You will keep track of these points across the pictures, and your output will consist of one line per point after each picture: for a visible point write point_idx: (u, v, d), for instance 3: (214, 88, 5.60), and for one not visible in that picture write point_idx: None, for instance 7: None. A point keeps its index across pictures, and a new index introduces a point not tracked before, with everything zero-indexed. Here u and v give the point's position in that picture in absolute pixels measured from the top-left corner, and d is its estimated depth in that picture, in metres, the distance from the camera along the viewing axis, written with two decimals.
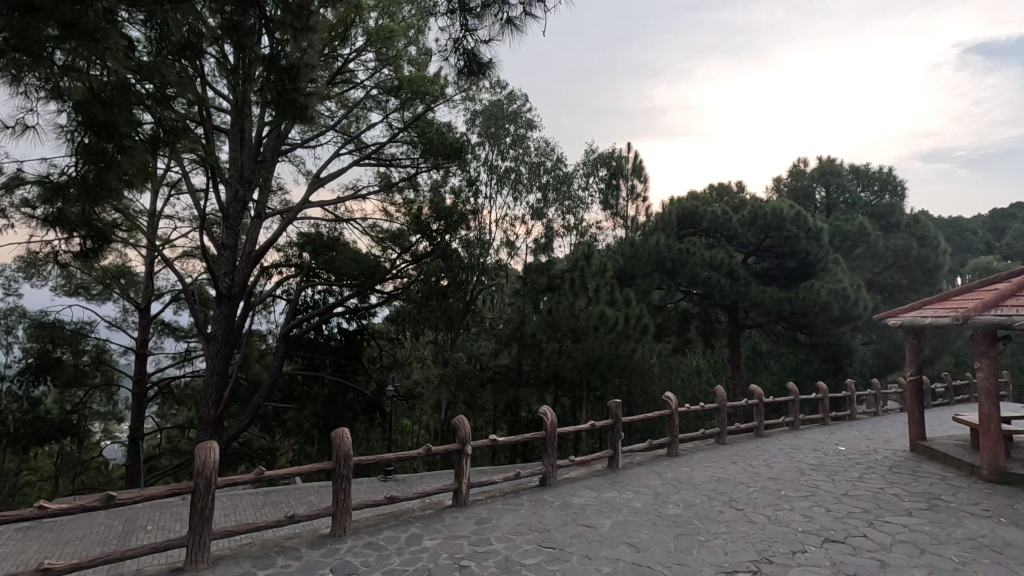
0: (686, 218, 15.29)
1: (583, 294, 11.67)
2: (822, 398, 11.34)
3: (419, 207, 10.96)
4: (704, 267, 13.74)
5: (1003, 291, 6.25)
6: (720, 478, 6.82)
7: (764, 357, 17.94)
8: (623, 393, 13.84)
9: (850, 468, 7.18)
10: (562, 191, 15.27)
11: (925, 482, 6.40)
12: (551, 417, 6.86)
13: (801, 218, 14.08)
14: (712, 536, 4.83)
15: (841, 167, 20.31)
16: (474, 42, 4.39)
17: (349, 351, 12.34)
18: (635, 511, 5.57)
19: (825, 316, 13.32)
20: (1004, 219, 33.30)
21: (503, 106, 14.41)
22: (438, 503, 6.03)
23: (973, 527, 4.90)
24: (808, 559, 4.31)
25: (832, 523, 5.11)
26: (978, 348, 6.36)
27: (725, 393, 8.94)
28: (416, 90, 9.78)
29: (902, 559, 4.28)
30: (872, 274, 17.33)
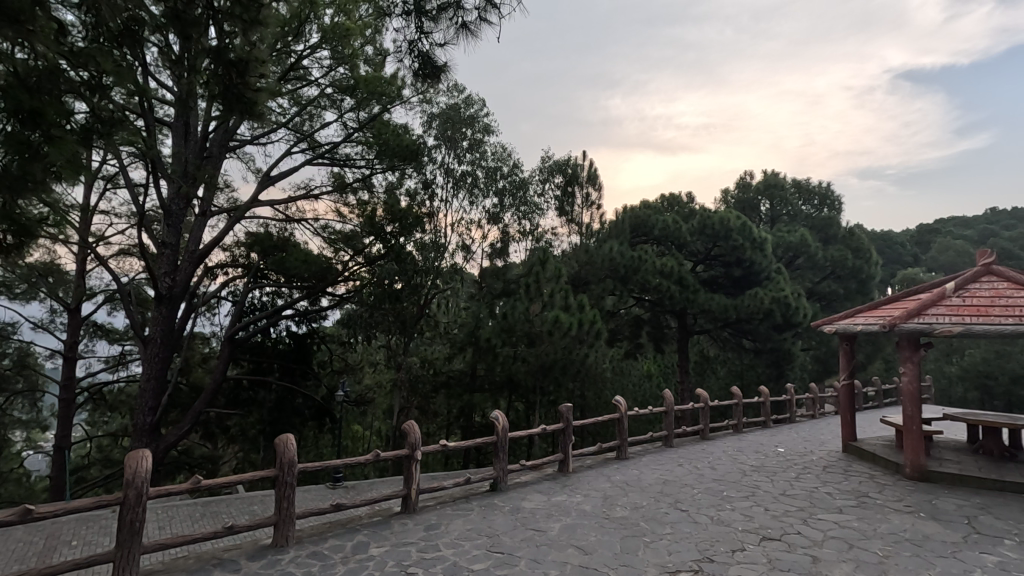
0: (639, 226, 15.65)
1: (537, 300, 11.73)
2: (765, 402, 11.79)
3: (373, 209, 10.78)
4: (655, 274, 14.01)
5: (925, 301, 6.70)
6: (666, 480, 7.01)
7: (711, 362, 18.58)
8: (576, 397, 13.99)
9: (787, 468, 7.52)
10: (519, 197, 15.38)
11: (855, 481, 6.77)
12: (503, 421, 6.83)
13: (746, 229, 14.70)
14: (657, 538, 4.94)
15: (783, 181, 21.35)
16: (429, 45, 4.39)
17: (298, 355, 11.99)
18: (584, 513, 5.65)
19: (768, 322, 13.90)
20: (928, 235, 35.88)
21: (460, 109, 14.40)
22: (387, 510, 5.91)
23: (896, 522, 5.22)
24: (746, 557, 4.47)
25: (770, 522, 5.32)
26: (903, 352, 6.78)
27: (672, 398, 9.16)
28: (372, 91, 9.66)
29: (832, 554, 4.50)
30: (812, 283, 18.24)
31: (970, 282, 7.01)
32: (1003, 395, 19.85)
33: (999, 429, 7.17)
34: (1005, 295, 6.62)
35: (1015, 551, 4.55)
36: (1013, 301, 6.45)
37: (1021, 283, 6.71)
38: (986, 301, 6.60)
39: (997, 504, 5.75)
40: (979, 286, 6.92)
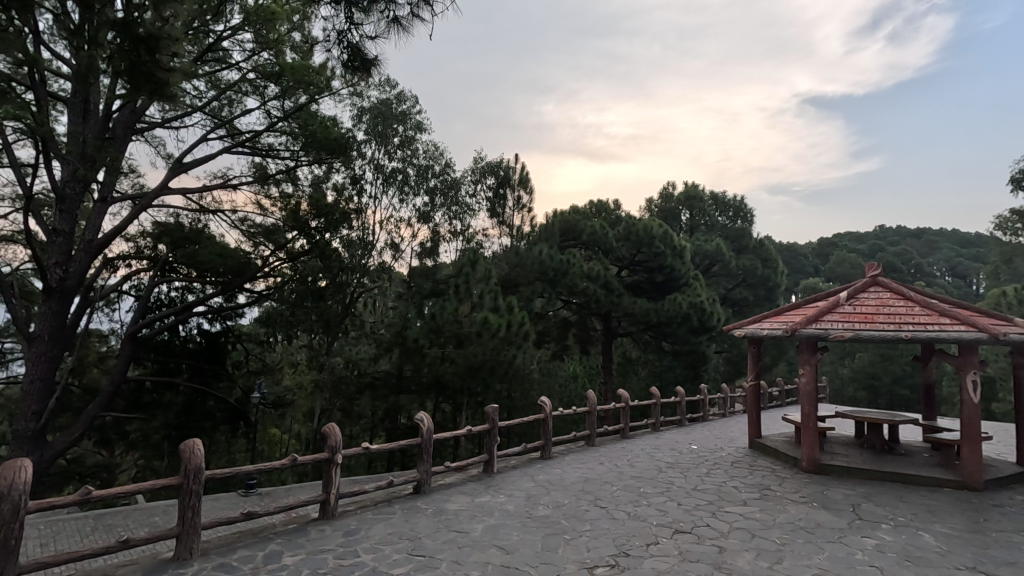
0: (568, 230, 15.99)
1: (467, 300, 11.71)
2: (681, 402, 12.38)
3: (297, 203, 10.24)
4: (582, 278, 14.36)
5: (822, 309, 7.30)
6: (588, 478, 7.19)
7: (634, 364, 19.30)
8: (503, 398, 14.04)
9: (700, 464, 7.95)
10: (450, 197, 15.29)
11: (759, 475, 7.26)
12: (428, 423, 6.75)
13: (668, 237, 15.39)
14: (577, 535, 5.07)
15: (702, 193, 22.60)
16: (359, 37, 4.27)
17: (211, 355, 11.16)
18: (507, 513, 5.69)
19: (686, 326, 14.62)
20: (828, 248, 39.17)
21: (391, 105, 14.14)
22: (304, 517, 5.66)
23: (793, 512, 5.66)
24: (660, 550, 4.68)
25: (682, 515, 5.59)
26: (803, 355, 7.35)
27: (595, 399, 9.40)
28: (299, 79, 9.25)
29: (737, 544, 4.80)
30: (726, 289, 19.41)
31: (860, 292, 7.72)
32: (885, 394, 22.06)
33: (880, 424, 7.95)
34: (889, 304, 7.35)
35: (890, 534, 5.06)
36: (894, 310, 7.18)
37: (901, 294, 7.49)
38: (872, 309, 7.31)
39: (877, 493, 6.38)
40: (867, 295, 7.65)
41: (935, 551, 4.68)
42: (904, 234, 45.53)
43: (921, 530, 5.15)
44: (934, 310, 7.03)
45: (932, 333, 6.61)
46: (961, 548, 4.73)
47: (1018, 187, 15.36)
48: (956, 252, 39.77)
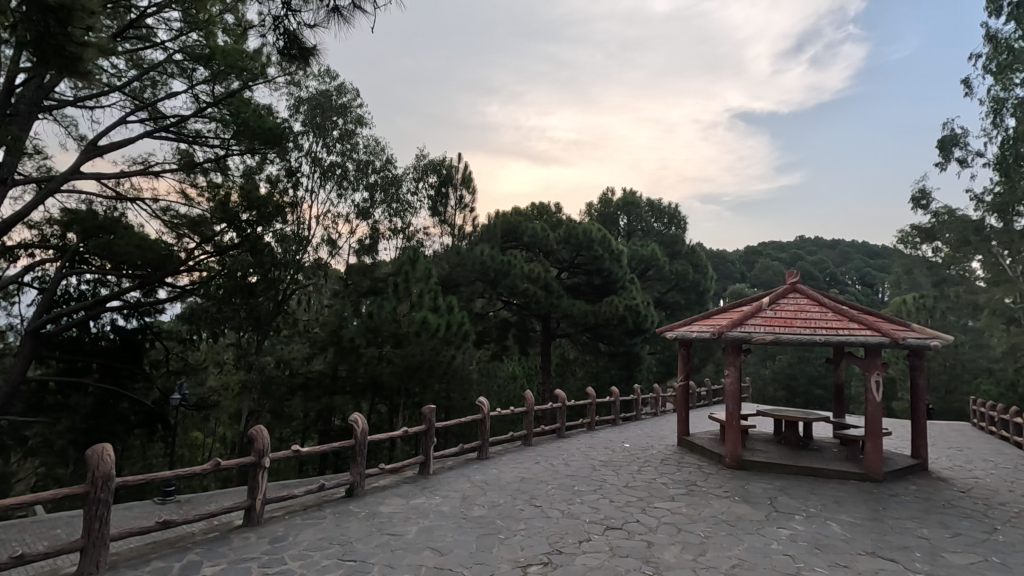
0: (509, 231, 16.07)
1: (406, 299, 11.52)
2: (615, 402, 12.73)
3: (226, 193, 9.68)
4: (522, 279, 14.47)
5: (746, 313, 7.72)
6: (523, 477, 7.26)
7: (571, 365, 19.68)
8: (441, 398, 13.92)
9: (631, 462, 8.20)
10: (391, 193, 15.01)
11: (686, 471, 7.58)
12: (362, 424, 6.58)
13: (606, 241, 15.78)
14: (511, 534, 5.11)
15: (639, 200, 23.36)
16: (297, 24, 4.12)
17: (126, 353, 10.36)
18: (442, 515, 5.64)
19: (621, 328, 15.05)
20: (753, 256, 41.54)
21: (331, 96, 13.71)
22: (227, 524, 5.39)
23: (717, 506, 5.95)
24: (591, 546, 4.79)
25: (613, 512, 5.75)
26: (729, 357, 7.75)
27: (533, 399, 9.50)
28: (231, 64, 8.80)
29: (664, 538, 4.99)
30: (659, 293, 20.15)
31: (780, 298, 8.22)
32: (801, 393, 23.62)
33: (796, 422, 8.49)
34: (806, 310, 7.88)
35: (802, 524, 5.42)
36: (810, 316, 7.71)
37: (817, 300, 8.05)
38: (791, 314, 7.80)
39: (792, 486, 6.81)
40: (787, 301, 8.17)
41: (841, 538, 5.05)
42: (821, 244, 48.92)
43: (830, 520, 5.55)
44: (845, 315, 7.59)
45: (842, 337, 7.13)
46: (863, 535, 5.14)
47: (918, 204, 16.88)
48: (865, 262, 43.18)
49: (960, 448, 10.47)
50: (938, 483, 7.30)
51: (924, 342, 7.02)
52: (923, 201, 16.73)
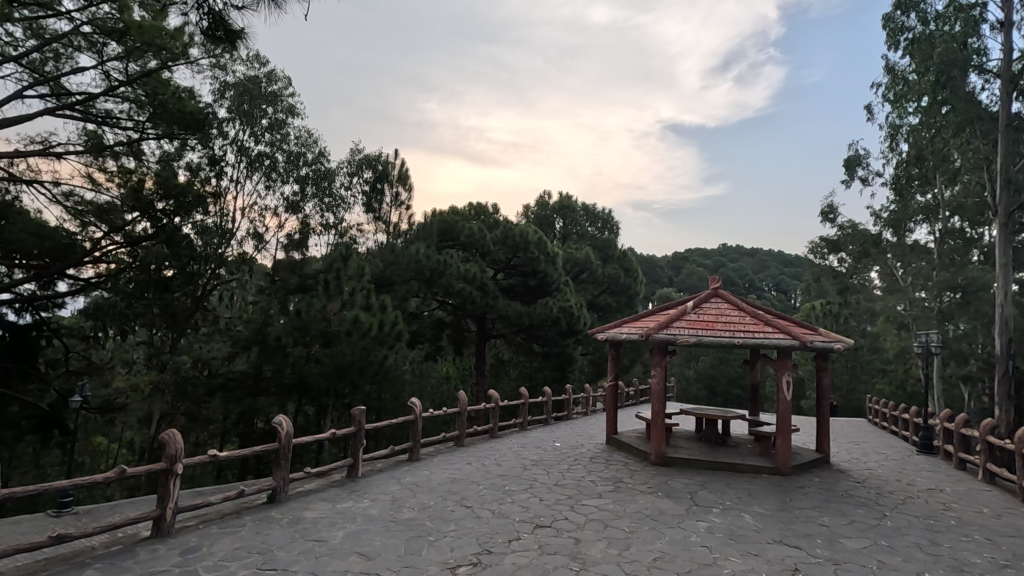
0: (446, 230, 15.93)
1: (337, 297, 11.15)
2: (548, 402, 12.92)
3: (139, 179, 8.96)
4: (458, 279, 14.39)
5: (672, 316, 8.07)
6: (455, 478, 7.23)
7: (505, 365, 19.81)
8: (372, 399, 13.59)
9: (562, 461, 8.37)
10: (323, 187, 14.51)
11: (614, 469, 7.82)
12: (287, 427, 6.30)
13: (542, 243, 15.99)
14: (441, 535, 5.07)
15: (575, 204, 23.90)
16: (224, 5, 3.90)
17: (17, 352, 9.30)
18: (370, 518, 5.51)
19: (555, 329, 15.31)
20: (680, 261, 43.54)
21: (260, 83, 13.07)
22: (132, 536, 5.00)
23: (641, 502, 6.17)
24: (521, 545, 4.84)
25: (543, 511, 5.84)
26: (655, 358, 8.07)
27: (466, 399, 9.47)
28: (148, 41, 8.15)
29: (591, 535, 5.13)
30: (592, 296, 20.67)
31: (703, 303, 8.64)
32: (721, 393, 24.98)
33: (716, 420, 8.96)
34: (726, 314, 8.34)
35: (719, 516, 5.73)
36: (730, 320, 8.16)
37: (736, 305, 8.55)
38: (713, 318, 8.24)
39: (710, 481, 7.18)
40: (709, 305, 8.60)
41: (753, 529, 5.38)
42: (741, 253, 51.92)
43: (743, 512, 5.90)
44: (761, 319, 8.11)
45: (758, 340, 7.61)
46: (772, 525, 5.50)
47: (826, 218, 18.28)
48: (780, 270, 46.28)
49: (857, 442, 11.43)
50: (838, 475, 7.93)
51: (828, 344, 7.62)
52: (831, 215, 18.15)
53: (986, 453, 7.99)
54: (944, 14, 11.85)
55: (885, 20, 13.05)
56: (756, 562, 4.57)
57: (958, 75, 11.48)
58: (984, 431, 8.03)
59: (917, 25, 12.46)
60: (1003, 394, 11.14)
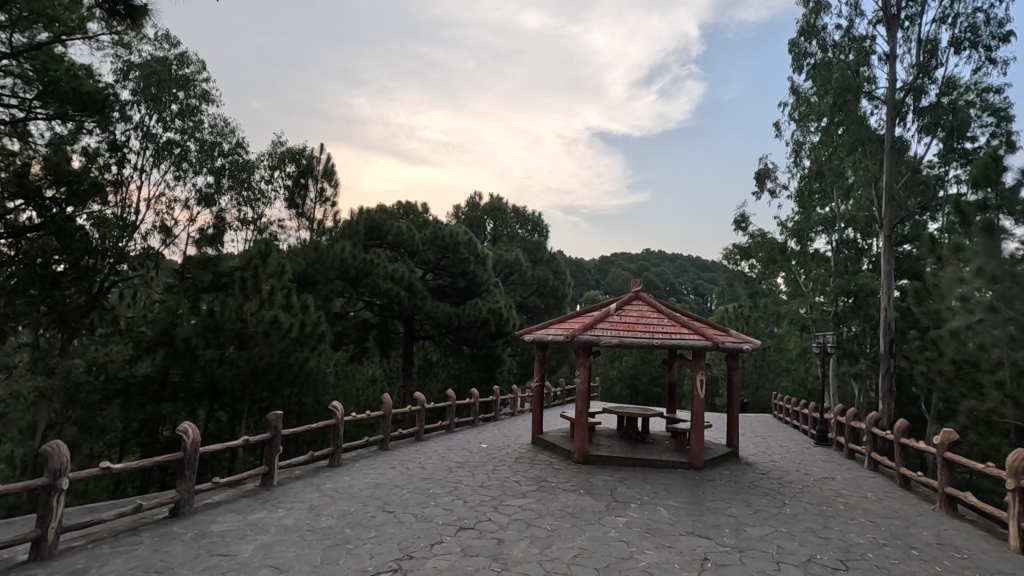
0: (373, 229, 15.38)
1: (254, 297, 10.55)
2: (475, 404, 12.87)
3: (25, 162, 8.04)
4: (385, 279, 14.04)
5: (596, 318, 8.29)
6: (377, 483, 7.05)
7: (433, 367, 19.61)
8: (292, 404, 12.99)
9: (487, 462, 8.38)
10: (240, 180, 13.71)
11: (539, 468, 7.94)
12: (193, 434, 5.89)
13: (471, 244, 15.96)
14: (360, 543, 4.91)
15: (505, 206, 24.06)
16: None
17: None
18: (284, 529, 5.26)
19: (484, 330, 15.32)
20: (607, 265, 45.02)
21: (170, 66, 12.16)
22: (6, 560, 4.47)
23: (564, 500, 6.30)
24: (443, 549, 4.78)
25: (467, 512, 5.81)
26: (579, 359, 8.27)
27: (391, 402, 9.25)
28: (36, 11, 7.34)
29: (513, 535, 5.16)
30: (521, 297, 20.86)
31: (625, 305, 8.95)
32: (643, 391, 26.04)
33: (636, 418, 9.29)
34: (646, 316, 8.70)
35: (636, 511, 5.95)
36: (650, 322, 8.50)
37: (656, 307, 8.93)
38: (634, 319, 8.56)
39: (629, 477, 7.44)
40: (631, 307, 8.92)
41: (668, 522, 5.63)
42: (663, 257, 54.32)
43: (659, 506, 6.15)
44: (677, 321, 8.53)
45: (675, 341, 7.97)
46: (685, 517, 5.78)
47: (738, 226, 19.50)
48: (698, 275, 48.88)
49: (763, 437, 12.27)
50: (745, 467, 8.47)
51: (738, 344, 8.13)
52: (743, 224, 19.39)
53: (871, 442, 8.83)
54: (841, 44, 12.97)
55: (790, 45, 14.08)
56: (670, 553, 4.77)
57: (852, 100, 12.62)
58: (870, 423, 8.85)
59: (818, 52, 13.56)
60: (886, 390, 12.36)
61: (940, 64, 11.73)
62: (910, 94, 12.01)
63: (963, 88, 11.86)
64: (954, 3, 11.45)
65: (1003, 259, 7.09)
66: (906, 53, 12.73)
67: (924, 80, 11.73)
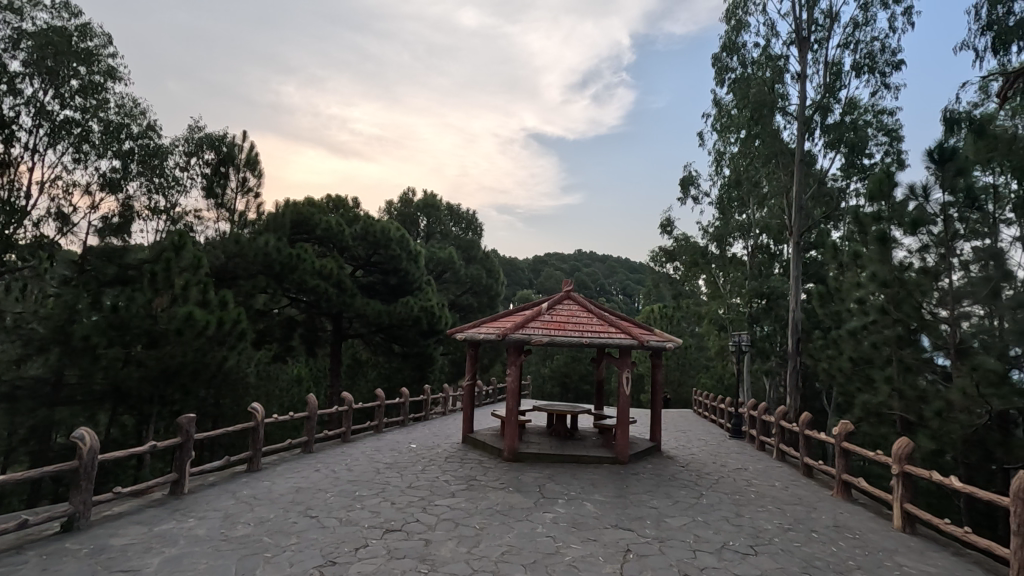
0: (300, 223, 14.62)
1: (165, 292, 9.82)
2: (405, 403, 12.63)
3: None
4: (312, 275, 13.47)
5: (528, 316, 8.36)
6: (300, 487, 6.77)
7: (363, 366, 19.10)
8: (208, 406, 12.22)
9: (416, 463, 8.25)
10: (152, 165, 12.75)
11: (469, 467, 7.91)
12: (91, 441, 5.39)
13: (403, 240, 15.67)
14: (279, 551, 4.69)
15: (439, 203, 23.81)
16: None
17: None
18: (196, 539, 4.93)
19: (415, 329, 15.08)
20: (541, 265, 45.71)
21: (69, 37, 11.09)
22: None
23: (493, 498, 6.31)
24: (368, 552, 4.66)
25: (394, 514, 5.70)
26: (511, 357, 8.32)
27: (316, 402, 8.90)
28: None
29: (441, 535, 5.10)
30: (454, 296, 20.73)
31: (556, 304, 9.08)
32: (573, 389, 26.63)
33: (565, 415, 9.46)
34: (576, 315, 8.87)
35: (563, 507, 6.07)
36: (579, 321, 8.68)
37: (586, 307, 9.12)
38: (564, 319, 8.71)
39: (557, 473, 7.58)
40: (562, 306, 9.08)
41: (593, 516, 5.78)
42: (594, 258, 55.77)
43: (586, 500, 6.30)
44: (606, 320, 8.77)
45: (603, 340, 8.19)
46: (610, 511, 5.95)
47: (665, 230, 20.33)
48: (627, 276, 50.63)
49: (684, 431, 12.86)
50: (667, 461, 8.85)
51: (662, 343, 8.46)
52: (668, 228, 20.25)
53: (780, 434, 9.47)
54: (759, 61, 13.83)
55: (713, 59, 14.85)
56: (594, 547, 4.89)
57: (767, 114, 13.50)
58: (778, 417, 9.49)
59: (738, 67, 14.36)
60: (793, 385, 13.33)
61: (843, 86, 12.77)
62: (817, 111, 13.00)
63: (862, 108, 12.97)
64: (856, 31, 12.48)
65: (892, 266, 7.86)
66: (814, 73, 13.73)
67: (830, 99, 12.73)
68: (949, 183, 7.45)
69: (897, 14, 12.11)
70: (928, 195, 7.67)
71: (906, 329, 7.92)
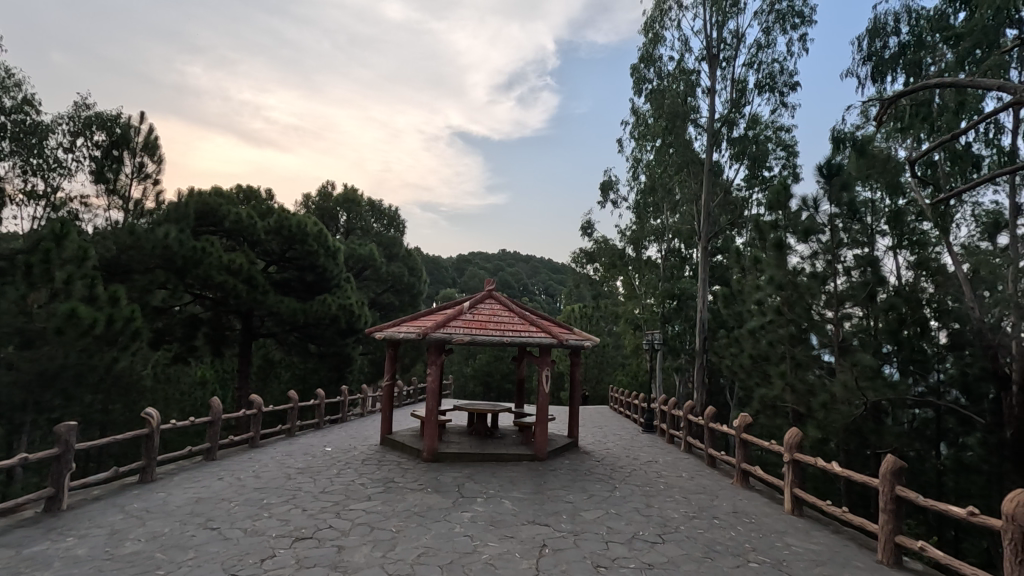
0: (205, 214, 13.62)
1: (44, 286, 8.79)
2: (320, 404, 12.12)
3: None
4: (219, 270, 12.61)
5: (448, 315, 8.27)
6: (200, 498, 6.30)
7: (275, 366, 18.14)
8: (95, 412, 11.11)
9: (331, 466, 7.95)
10: (28, 144, 11.39)
11: (387, 469, 7.73)
12: None
13: (321, 236, 15.02)
14: (173, 567, 4.33)
15: (360, 198, 23.06)
16: None
17: None
18: (76, 560, 4.45)
19: (333, 327, 14.54)
20: (464, 264, 45.62)
21: None
22: None
23: (411, 500, 6.21)
24: (275, 563, 4.42)
25: (305, 521, 5.45)
26: (431, 356, 8.19)
27: (221, 406, 8.33)
28: None
29: (355, 540, 4.94)
30: (374, 294, 20.20)
31: (478, 304, 9.05)
32: (494, 388, 26.81)
33: (485, 414, 9.48)
34: (498, 315, 8.89)
35: (482, 505, 6.08)
36: (500, 320, 8.71)
37: (507, 306, 9.18)
38: (486, 318, 8.70)
39: (477, 472, 7.57)
40: (483, 306, 9.07)
41: (511, 513, 5.83)
42: (518, 258, 56.47)
43: (504, 498, 6.34)
44: (527, 320, 8.86)
45: (524, 339, 8.26)
46: (527, 507, 6.03)
47: (585, 232, 20.91)
48: (548, 276, 51.72)
49: (600, 427, 13.30)
50: (584, 456, 9.11)
51: (580, 342, 8.67)
52: (588, 230, 20.85)
53: (687, 428, 10.02)
54: (674, 74, 14.56)
55: (632, 70, 15.46)
56: (511, 544, 4.93)
57: (680, 125, 14.26)
58: (687, 411, 10.03)
59: (655, 78, 15.02)
60: (700, 381, 14.17)
61: (747, 102, 13.74)
62: (725, 125, 13.90)
63: (764, 125, 14.03)
64: (759, 52, 13.48)
65: (787, 270, 8.54)
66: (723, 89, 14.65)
67: (736, 114, 13.65)
68: (835, 197, 8.20)
69: (794, 40, 13.22)
70: (817, 207, 8.41)
71: (798, 329, 8.63)
